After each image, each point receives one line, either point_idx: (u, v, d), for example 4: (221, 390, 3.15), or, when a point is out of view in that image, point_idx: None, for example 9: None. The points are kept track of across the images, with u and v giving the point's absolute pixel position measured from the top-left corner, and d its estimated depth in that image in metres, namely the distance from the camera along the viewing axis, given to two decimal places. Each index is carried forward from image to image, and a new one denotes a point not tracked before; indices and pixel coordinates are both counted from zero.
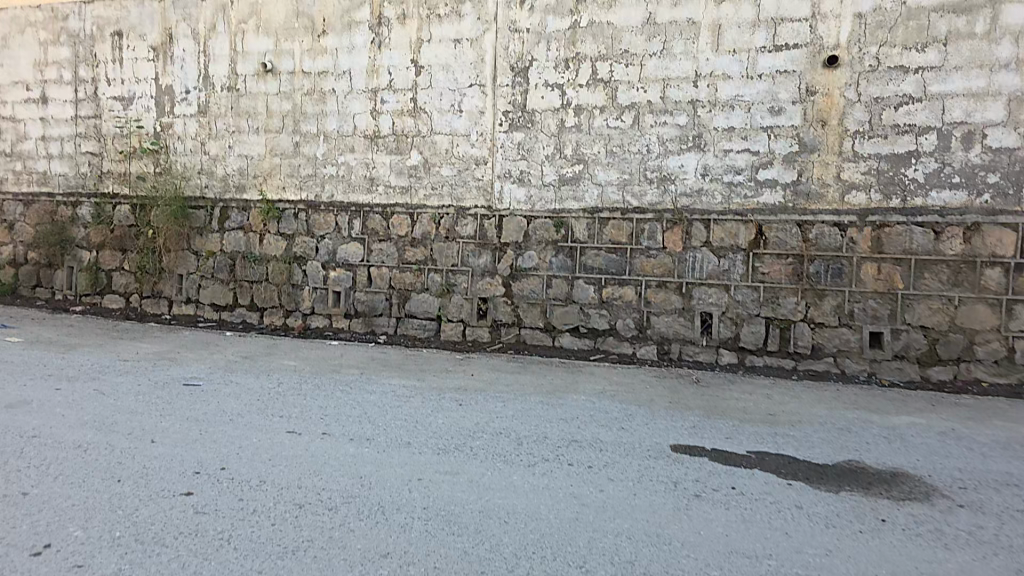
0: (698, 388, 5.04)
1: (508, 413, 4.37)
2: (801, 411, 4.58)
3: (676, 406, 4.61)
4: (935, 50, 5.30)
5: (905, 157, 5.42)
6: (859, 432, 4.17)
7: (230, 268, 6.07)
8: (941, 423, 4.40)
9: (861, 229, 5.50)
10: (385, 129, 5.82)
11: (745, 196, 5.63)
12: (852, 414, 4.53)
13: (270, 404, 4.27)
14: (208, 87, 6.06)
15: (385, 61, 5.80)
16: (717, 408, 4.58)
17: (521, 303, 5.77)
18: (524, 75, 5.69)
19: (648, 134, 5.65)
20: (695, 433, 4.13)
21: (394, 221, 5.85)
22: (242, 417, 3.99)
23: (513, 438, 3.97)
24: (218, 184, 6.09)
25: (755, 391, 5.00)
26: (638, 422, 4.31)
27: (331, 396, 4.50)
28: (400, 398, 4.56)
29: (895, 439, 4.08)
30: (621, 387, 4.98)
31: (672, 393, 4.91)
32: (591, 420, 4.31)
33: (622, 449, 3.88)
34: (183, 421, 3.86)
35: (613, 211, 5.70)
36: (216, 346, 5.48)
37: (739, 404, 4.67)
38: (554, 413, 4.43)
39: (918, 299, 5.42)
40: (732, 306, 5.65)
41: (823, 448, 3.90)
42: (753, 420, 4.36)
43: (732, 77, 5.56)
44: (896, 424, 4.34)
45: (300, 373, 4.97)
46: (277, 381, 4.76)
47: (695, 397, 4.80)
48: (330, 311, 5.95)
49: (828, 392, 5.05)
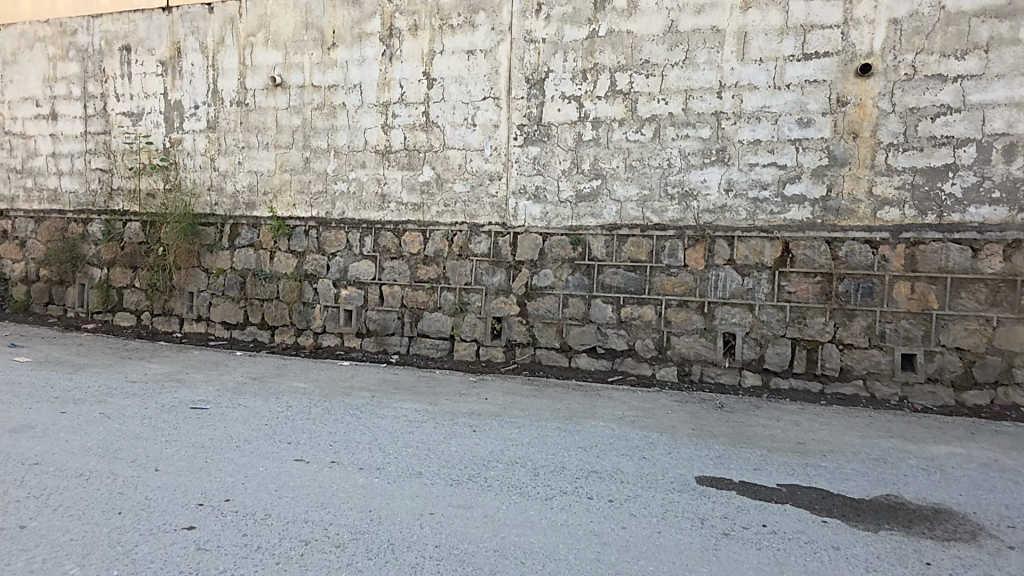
0: (722, 413, 4.84)
1: (524, 441, 4.19)
2: (832, 439, 4.35)
3: (700, 434, 4.40)
4: (976, 57, 5.00)
5: (942, 171, 5.14)
6: (895, 463, 3.93)
7: (241, 285, 5.97)
8: (983, 453, 4.12)
9: (894, 246, 5.24)
10: (397, 144, 5.67)
11: (771, 212, 5.39)
12: (886, 443, 4.29)
13: (277, 430, 4.15)
14: (217, 101, 5.95)
15: (397, 73, 5.63)
16: (742, 436, 4.37)
17: (536, 323, 5.60)
18: (539, 87, 5.49)
19: (669, 148, 5.43)
20: (721, 464, 3.90)
21: (406, 238, 5.70)
22: (249, 444, 3.87)
23: (529, 467, 3.78)
24: (228, 201, 5.99)
25: (782, 417, 4.79)
26: (660, 451, 4.09)
27: (341, 421, 4.37)
28: (412, 424, 4.41)
29: (935, 471, 3.82)
30: (641, 413, 4.79)
31: (694, 419, 4.71)
32: (611, 449, 4.11)
33: (645, 479, 3.66)
34: (188, 448, 3.75)
35: (632, 228, 5.50)
36: (225, 366, 5.39)
37: (765, 432, 4.45)
38: (571, 440, 4.24)
39: (954, 319, 5.16)
40: (756, 327, 5.43)
41: (858, 482, 3.66)
42: (781, 450, 4.14)
43: (759, 88, 5.32)
44: (934, 454, 4.08)
45: (310, 396, 4.84)
46: (285, 404, 4.64)
47: (719, 424, 4.60)
48: (342, 330, 5.83)
49: (858, 418, 4.82)
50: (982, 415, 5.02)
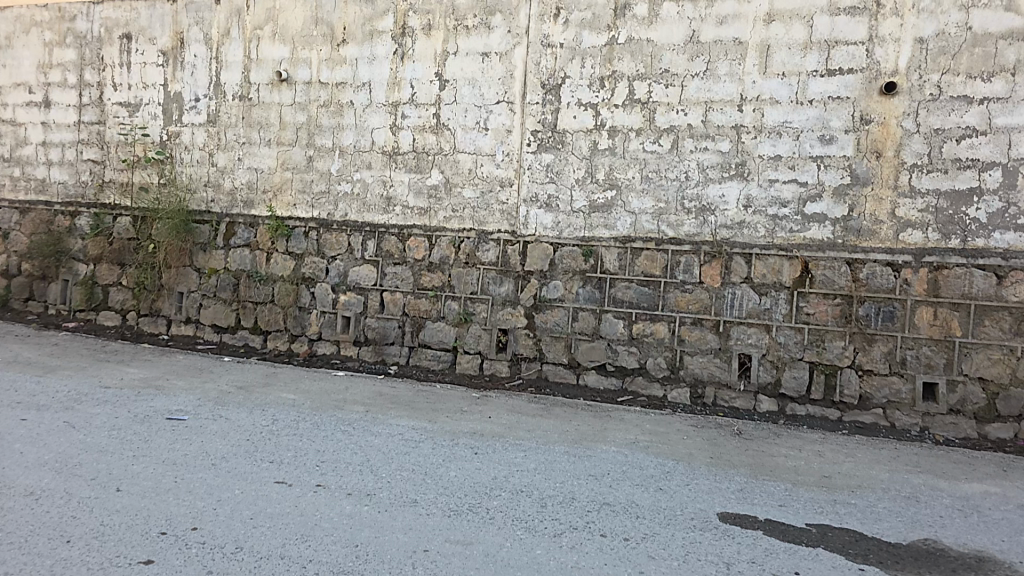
0: (739, 441, 4.58)
1: (530, 467, 3.91)
2: (858, 473, 4.11)
3: (718, 464, 4.14)
4: (1003, 79, 4.89)
5: (966, 194, 4.99)
6: (929, 503, 3.69)
7: (234, 287, 5.67)
8: (1018, 493, 3.88)
9: (916, 270, 5.06)
10: (405, 146, 5.45)
11: (790, 230, 5.20)
12: (916, 479, 4.04)
13: (260, 447, 3.85)
14: (219, 94, 5.71)
15: (407, 73, 5.44)
16: (764, 467, 4.12)
17: (544, 336, 5.35)
18: (555, 93, 5.31)
19: (688, 160, 5.25)
20: (744, 499, 3.64)
21: (410, 243, 5.45)
22: (226, 463, 3.57)
23: (535, 497, 3.49)
24: (225, 198, 5.72)
25: (803, 447, 4.54)
26: (677, 483, 3.82)
27: (333, 439, 4.08)
28: (410, 444, 4.12)
29: (972, 512, 3.58)
30: (655, 438, 4.52)
31: (711, 446, 4.45)
32: (624, 478, 3.84)
33: (660, 515, 3.38)
34: (157, 465, 3.45)
35: (647, 241, 5.29)
36: (210, 374, 5.06)
37: (787, 463, 4.21)
38: (581, 467, 3.96)
39: (977, 348, 4.96)
40: (773, 349, 5.21)
41: (893, 523, 3.40)
42: (806, 484, 3.89)
43: (780, 102, 5.16)
44: (968, 493, 3.84)
45: (300, 409, 4.54)
46: (272, 417, 4.34)
47: (738, 453, 4.35)
48: (338, 338, 5.53)
49: (882, 450, 4.57)
50: (1007, 450, 4.80)
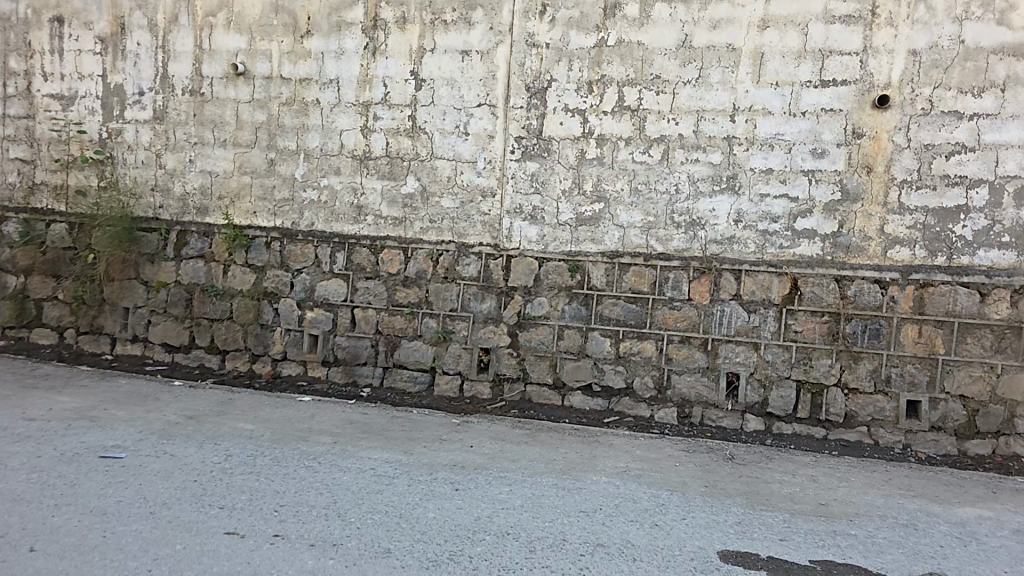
0: (731, 467, 4.42)
1: (516, 504, 3.59)
2: (854, 500, 3.99)
3: (713, 493, 3.95)
4: (992, 95, 4.78)
5: (953, 211, 4.86)
6: (927, 531, 3.58)
7: (187, 303, 5.15)
8: (1011, 517, 3.83)
9: (903, 287, 4.90)
10: (377, 150, 5.01)
11: (781, 246, 5.02)
12: (910, 505, 3.96)
13: (208, 489, 3.45)
14: (166, 88, 5.12)
15: (380, 70, 4.98)
16: (759, 496, 3.95)
17: (527, 356, 5.08)
18: (541, 97, 4.97)
19: (678, 172, 5.01)
20: (743, 534, 3.40)
21: (383, 256, 5.04)
22: (167, 511, 3.17)
23: (522, 540, 3.18)
24: (175, 204, 5.16)
25: (796, 472, 4.42)
26: (673, 517, 3.56)
27: (295, 477, 3.69)
28: (382, 481, 3.76)
29: (970, 540, 3.49)
30: (647, 466, 4.31)
31: (704, 474, 4.27)
32: (616, 513, 3.56)
33: (658, 557, 3.10)
34: (83, 515, 3.06)
35: (635, 257, 5.05)
36: (157, 401, 4.56)
37: (782, 491, 4.05)
38: (571, 502, 3.66)
39: (958, 365, 4.83)
40: (761, 367, 5.03)
41: (896, 555, 3.24)
42: (804, 513, 3.72)
43: (773, 113, 4.96)
44: (963, 518, 3.77)
45: (259, 443, 4.12)
46: (225, 453, 3.91)
47: (731, 481, 4.18)
48: (305, 358, 5.10)
49: (873, 474, 4.49)
50: (985, 467, 4.72)
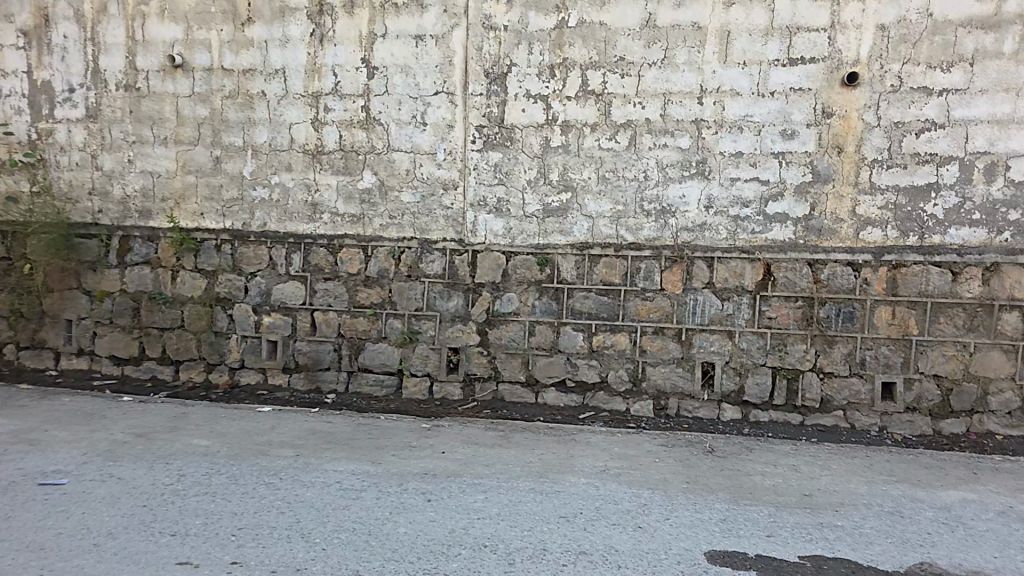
0: (711, 460, 4.25)
1: (493, 512, 3.37)
2: (838, 488, 3.85)
3: (695, 488, 3.77)
4: (961, 70, 4.68)
5: (924, 190, 4.78)
6: (914, 517, 3.46)
7: (134, 312, 4.86)
8: (995, 499, 3.75)
9: (876, 269, 4.81)
10: (330, 144, 4.75)
11: (752, 231, 4.89)
12: (895, 490, 3.85)
13: (158, 515, 3.17)
14: (98, 84, 4.77)
15: (329, 58, 4.70)
16: (743, 489, 3.78)
17: (498, 353, 4.90)
18: (501, 83, 4.75)
19: (646, 159, 4.84)
20: (729, 532, 3.24)
21: (342, 255, 4.80)
22: (112, 544, 2.91)
23: (500, 553, 2.97)
24: (115, 208, 4.84)
25: (777, 462, 4.25)
26: (657, 518, 3.38)
27: (252, 495, 3.43)
28: (349, 495, 3.51)
29: (957, 524, 3.40)
30: (626, 463, 4.11)
31: (685, 468, 4.08)
32: (598, 517, 3.35)
33: (642, 563, 2.93)
34: (16, 553, 2.81)
35: (605, 248, 4.88)
36: (102, 419, 4.25)
37: (765, 483, 3.89)
38: (549, 507, 3.45)
39: (932, 345, 4.78)
40: (736, 356, 4.91)
41: (885, 546, 3.13)
42: (789, 506, 3.57)
43: (741, 94, 4.81)
44: (948, 502, 3.67)
45: (213, 458, 3.84)
46: (177, 473, 3.63)
47: (713, 474, 4.00)
48: (264, 365, 4.85)
49: (855, 459, 4.36)
50: (961, 446, 4.68)
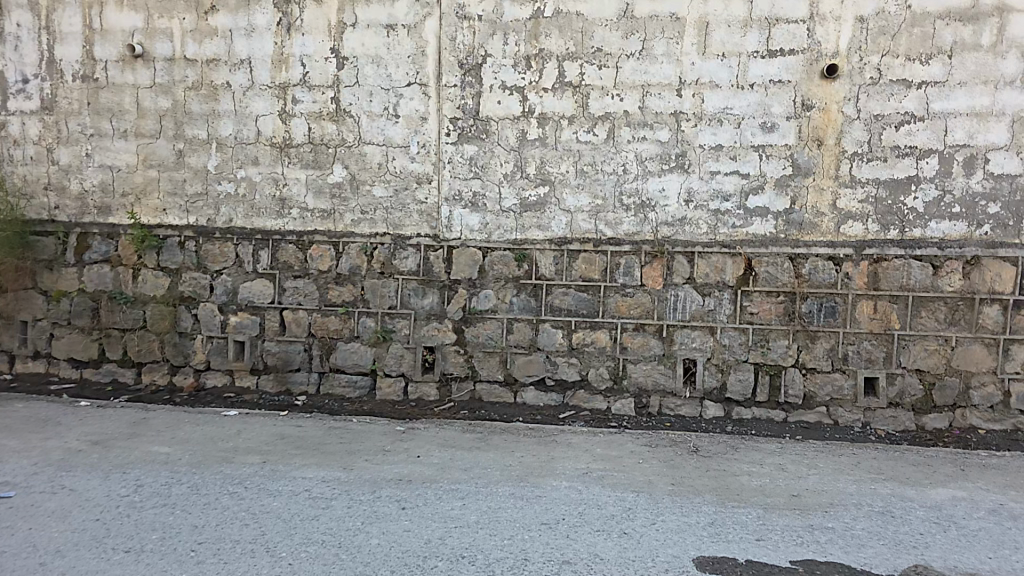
0: (696, 460, 4.04)
1: (473, 519, 3.11)
2: (826, 488, 3.63)
3: (680, 490, 3.53)
4: (940, 62, 4.64)
5: (904, 183, 4.73)
6: (904, 518, 3.24)
7: (94, 312, 4.65)
8: (985, 497, 3.53)
9: (857, 263, 4.75)
10: (299, 137, 4.59)
11: (733, 226, 4.80)
12: (883, 488, 3.63)
13: (112, 530, 2.89)
14: (53, 74, 4.57)
15: (296, 48, 4.54)
16: (729, 491, 3.54)
17: (475, 352, 4.76)
18: (475, 74, 4.62)
19: (624, 152, 4.74)
20: (718, 536, 3.00)
21: (312, 252, 4.64)
22: (57, 563, 2.63)
23: (480, 564, 2.72)
24: (72, 204, 4.63)
25: (764, 461, 4.02)
26: (642, 523, 3.13)
27: (212, 506, 3.14)
28: (317, 504, 3.22)
29: (948, 524, 3.19)
30: (611, 465, 3.87)
31: (670, 470, 3.85)
32: (582, 523, 3.11)
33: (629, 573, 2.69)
34: None
35: (584, 243, 4.75)
36: (56, 425, 3.95)
37: (752, 484, 3.65)
38: (531, 513, 3.19)
39: (914, 339, 4.73)
40: (718, 352, 4.81)
41: (878, 549, 2.92)
42: (778, 507, 3.33)
43: (720, 86, 4.72)
44: (937, 500, 3.46)
45: (172, 465, 3.55)
46: (133, 481, 3.34)
47: (699, 475, 3.76)
48: (231, 367, 4.67)
49: (843, 456, 4.18)
50: (944, 441, 4.62)
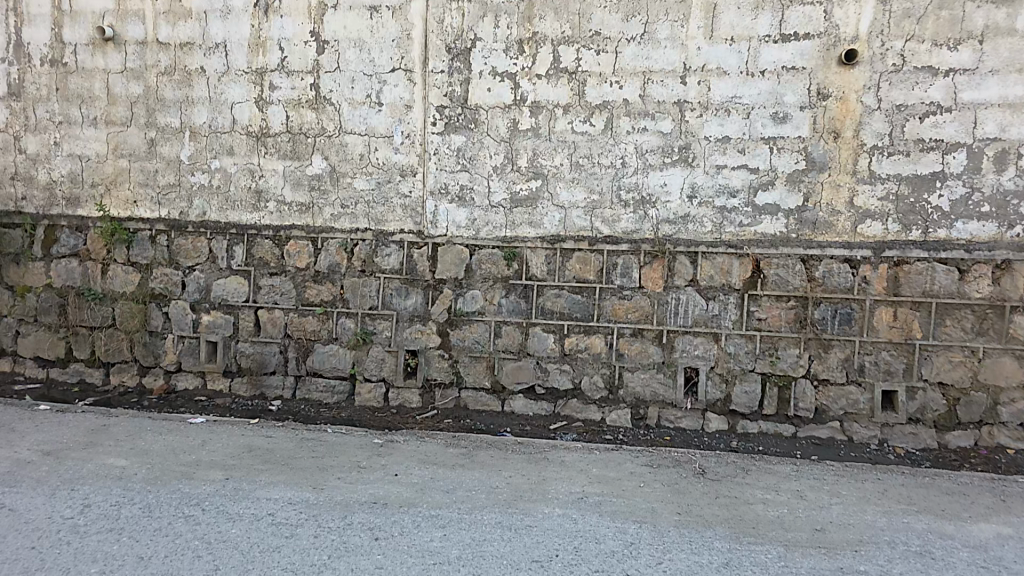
0: (702, 483, 3.66)
1: (455, 555, 2.75)
2: (853, 521, 3.22)
3: (688, 521, 3.15)
4: (970, 48, 4.23)
5: (929, 179, 4.34)
6: (947, 560, 2.85)
7: (61, 309, 4.46)
8: None
9: (876, 266, 4.37)
10: (276, 125, 4.34)
11: (740, 224, 4.44)
12: (917, 521, 3.24)
13: (48, 561, 2.58)
14: (22, 59, 4.38)
15: (274, 31, 4.29)
16: (744, 523, 3.15)
17: (460, 357, 4.46)
18: (464, 59, 4.32)
19: (623, 144, 4.41)
20: None
21: (290, 248, 4.38)
22: None
23: None
24: (40, 194, 4.45)
25: (779, 487, 3.63)
26: (648, 563, 2.76)
27: (161, 531, 2.82)
28: (281, 531, 2.88)
29: (999, 569, 2.79)
30: (609, 489, 3.50)
31: (674, 496, 3.45)
32: (578, 561, 2.75)
33: None
34: None
35: (579, 241, 4.43)
36: (11, 433, 3.71)
37: (769, 515, 3.26)
38: (520, 549, 2.83)
39: (937, 350, 4.34)
40: (723, 361, 4.46)
41: None
42: (801, 545, 2.95)
43: (728, 73, 4.37)
44: (983, 538, 3.06)
45: (125, 482, 3.26)
46: (79, 501, 3.05)
47: (707, 503, 3.37)
48: (203, 368, 4.45)
49: (866, 480, 3.78)
50: (971, 462, 4.21)
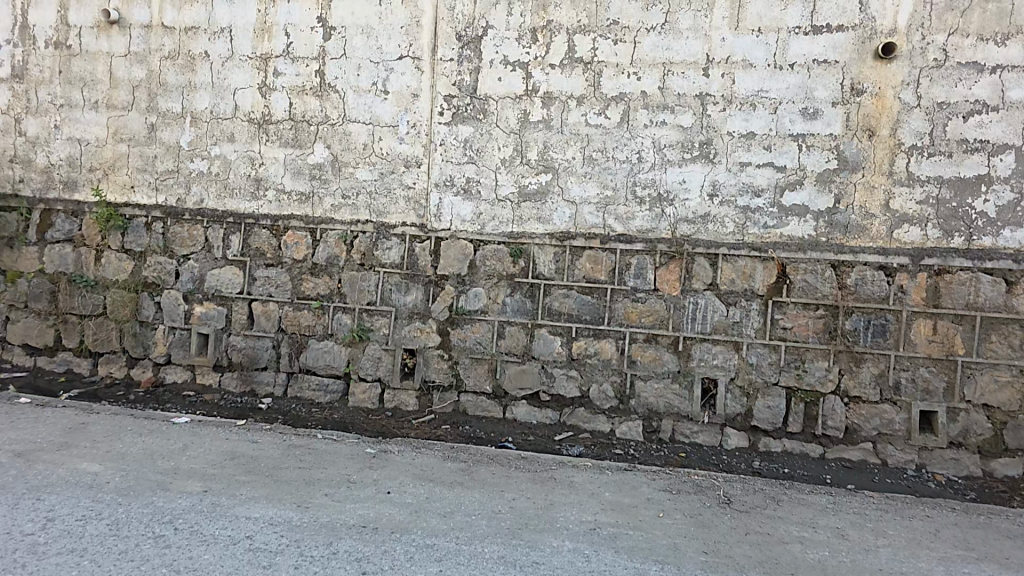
0: (727, 515, 3.29)
1: None
2: (905, 570, 2.82)
3: (716, 564, 2.79)
4: (1020, 43, 3.91)
5: (972, 182, 3.99)
6: None
7: (52, 295, 4.36)
8: None
9: (914, 275, 4.01)
10: (278, 113, 4.20)
11: (765, 225, 4.14)
12: (980, 572, 2.83)
13: None
14: (27, 41, 4.33)
15: (281, 16, 4.17)
16: (781, 569, 2.78)
17: (461, 359, 4.20)
18: (474, 47, 4.14)
19: (640, 138, 4.16)
20: None
21: (287, 239, 4.20)
22: None
23: None
24: (38, 178, 4.37)
25: (815, 524, 3.24)
26: None
27: (127, 552, 2.54)
28: (260, 557, 2.58)
29: None
30: (624, 519, 3.15)
31: (699, 531, 3.09)
32: None
33: None
34: None
35: (590, 239, 4.17)
36: None
37: (810, 559, 2.87)
38: None
39: (982, 369, 3.94)
40: (743, 372, 4.12)
41: None
42: None
43: (755, 66, 4.11)
44: None
45: (97, 492, 3.01)
46: (43, 513, 2.79)
47: (736, 542, 3.00)
48: (193, 362, 4.28)
49: (910, 517, 3.38)
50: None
